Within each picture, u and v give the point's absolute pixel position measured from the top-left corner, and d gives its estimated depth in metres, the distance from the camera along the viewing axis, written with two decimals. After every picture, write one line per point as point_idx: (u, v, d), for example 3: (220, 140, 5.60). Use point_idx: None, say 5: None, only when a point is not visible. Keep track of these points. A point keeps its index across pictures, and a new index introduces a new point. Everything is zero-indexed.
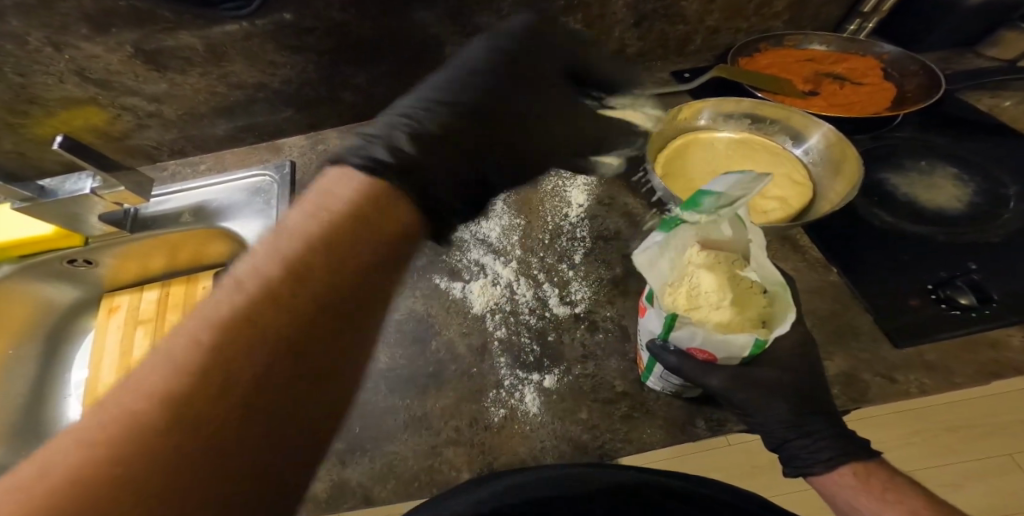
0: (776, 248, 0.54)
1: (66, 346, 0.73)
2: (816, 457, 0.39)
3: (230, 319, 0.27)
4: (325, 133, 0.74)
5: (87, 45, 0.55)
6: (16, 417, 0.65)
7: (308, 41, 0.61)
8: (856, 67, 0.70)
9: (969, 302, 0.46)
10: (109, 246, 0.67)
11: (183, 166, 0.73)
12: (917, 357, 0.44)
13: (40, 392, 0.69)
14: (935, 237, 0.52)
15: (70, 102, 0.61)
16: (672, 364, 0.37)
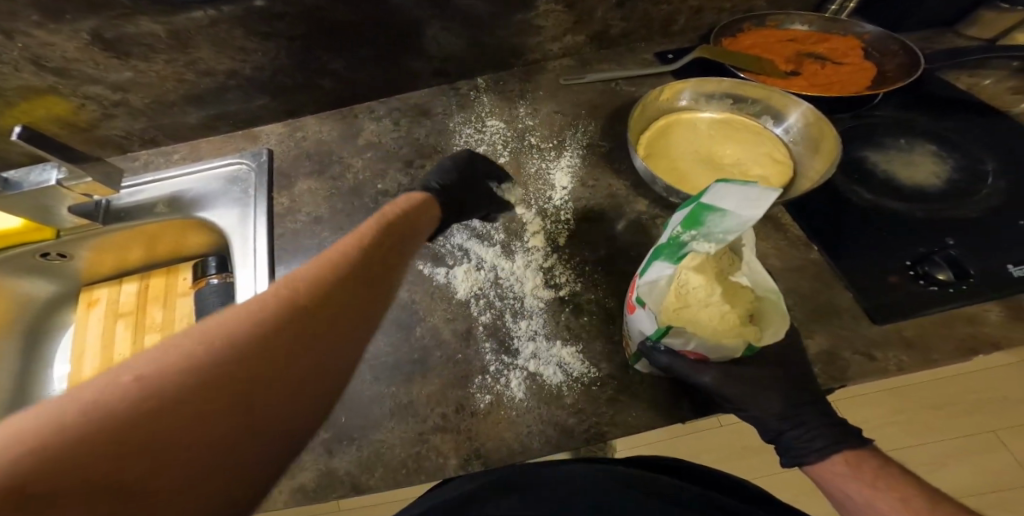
0: (758, 228, 0.54)
1: (46, 344, 0.71)
2: (811, 446, 0.39)
3: (258, 307, 0.34)
4: (303, 121, 0.72)
5: (39, 32, 0.53)
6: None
7: (278, 26, 0.59)
8: (837, 47, 0.70)
9: (947, 277, 0.46)
10: (83, 239, 0.65)
11: (156, 155, 0.71)
12: (895, 333, 0.45)
13: (24, 388, 0.68)
14: (914, 214, 0.53)
15: (30, 93, 0.59)
16: (663, 363, 0.39)
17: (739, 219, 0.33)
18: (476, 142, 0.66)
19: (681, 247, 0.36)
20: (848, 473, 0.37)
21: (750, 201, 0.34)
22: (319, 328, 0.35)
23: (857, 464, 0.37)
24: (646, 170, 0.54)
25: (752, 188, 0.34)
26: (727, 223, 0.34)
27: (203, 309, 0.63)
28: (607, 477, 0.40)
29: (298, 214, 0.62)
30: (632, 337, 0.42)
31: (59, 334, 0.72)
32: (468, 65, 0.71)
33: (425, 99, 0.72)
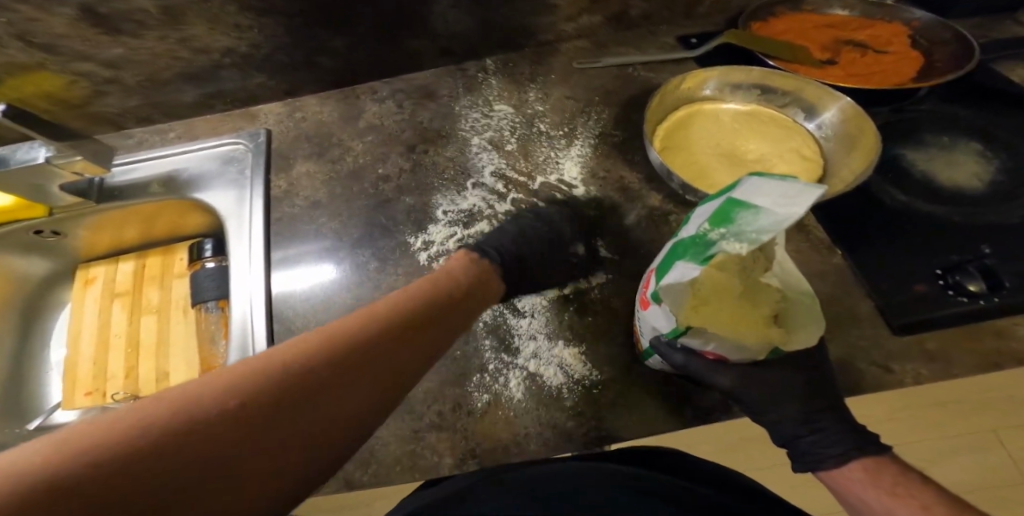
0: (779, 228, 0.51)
1: (41, 324, 0.70)
2: (827, 451, 0.37)
3: (311, 351, 0.35)
4: (304, 100, 0.69)
5: (23, 7, 0.50)
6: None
7: (275, 1, 0.55)
8: (880, 35, 0.65)
9: (977, 288, 0.43)
10: (77, 218, 0.64)
11: (151, 133, 0.69)
12: (918, 345, 0.42)
13: (19, 373, 0.67)
14: (948, 218, 0.49)
15: (15, 68, 0.56)
16: (678, 362, 0.36)
17: (774, 217, 0.29)
18: (482, 127, 0.63)
19: (708, 247, 0.31)
20: (867, 480, 0.35)
21: (789, 198, 0.29)
22: (362, 378, 0.36)
23: (876, 472, 0.35)
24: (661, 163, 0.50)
25: (789, 183, 0.30)
26: (761, 217, 0.29)
27: (198, 292, 0.61)
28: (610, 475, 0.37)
29: (296, 198, 0.60)
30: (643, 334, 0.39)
31: (55, 314, 0.71)
32: (477, 45, 0.67)
33: (430, 81, 0.68)
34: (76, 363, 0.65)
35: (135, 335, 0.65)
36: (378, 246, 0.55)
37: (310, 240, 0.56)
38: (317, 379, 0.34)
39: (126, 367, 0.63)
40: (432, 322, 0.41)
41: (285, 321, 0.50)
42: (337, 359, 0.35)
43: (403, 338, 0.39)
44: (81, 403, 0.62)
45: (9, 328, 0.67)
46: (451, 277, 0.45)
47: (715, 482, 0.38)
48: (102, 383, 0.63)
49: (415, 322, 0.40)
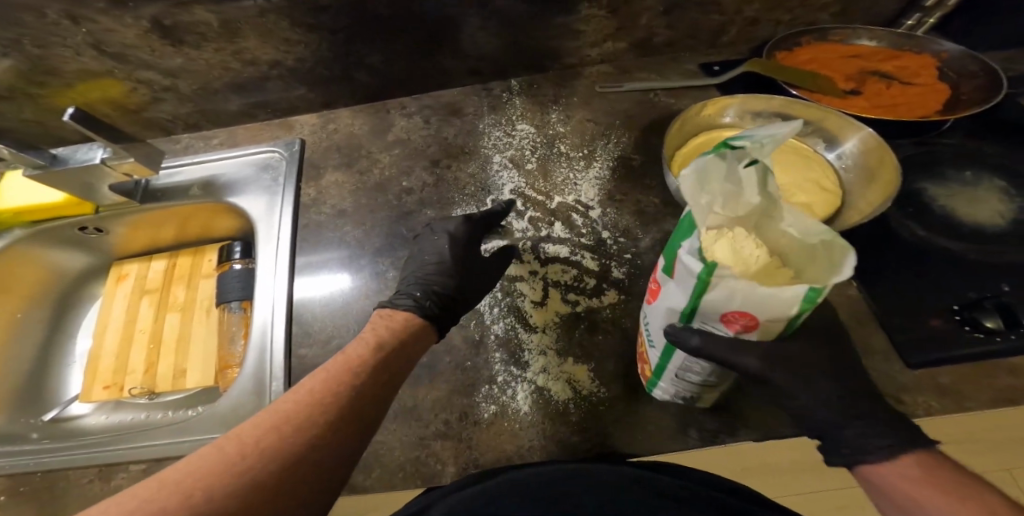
0: None
1: (72, 317, 0.75)
2: (872, 444, 0.32)
3: (307, 404, 0.37)
4: (338, 112, 0.73)
5: (102, 19, 0.56)
6: (22, 379, 0.66)
7: (322, 20, 0.59)
8: (908, 66, 0.65)
9: (996, 325, 0.41)
10: (119, 216, 0.68)
11: (195, 139, 0.74)
12: (928, 378, 0.41)
13: (44, 364, 0.70)
14: (967, 254, 0.48)
15: (89, 76, 0.63)
16: (695, 348, 0.30)
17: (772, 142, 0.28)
18: (504, 145, 0.65)
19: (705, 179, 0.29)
20: (917, 477, 0.30)
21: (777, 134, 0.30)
22: (355, 418, 0.38)
23: (931, 469, 0.30)
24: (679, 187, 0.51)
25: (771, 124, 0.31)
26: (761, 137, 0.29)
27: (223, 292, 0.64)
28: (611, 473, 0.38)
29: (323, 206, 0.62)
30: (654, 344, 0.37)
31: (85, 309, 0.76)
32: (504, 66, 0.69)
33: (457, 98, 0.71)
34: (99, 357, 0.68)
35: (159, 331, 0.69)
36: (397, 256, 0.57)
37: (334, 247, 0.58)
38: (328, 424, 0.36)
39: (147, 363, 0.67)
40: (401, 361, 0.42)
41: (304, 325, 0.52)
42: (336, 404, 0.37)
43: (378, 377, 0.40)
44: (99, 397, 0.66)
45: (42, 320, 0.72)
46: (382, 330, 0.45)
47: (711, 494, 0.38)
48: (121, 377, 0.67)
49: (383, 362, 0.41)
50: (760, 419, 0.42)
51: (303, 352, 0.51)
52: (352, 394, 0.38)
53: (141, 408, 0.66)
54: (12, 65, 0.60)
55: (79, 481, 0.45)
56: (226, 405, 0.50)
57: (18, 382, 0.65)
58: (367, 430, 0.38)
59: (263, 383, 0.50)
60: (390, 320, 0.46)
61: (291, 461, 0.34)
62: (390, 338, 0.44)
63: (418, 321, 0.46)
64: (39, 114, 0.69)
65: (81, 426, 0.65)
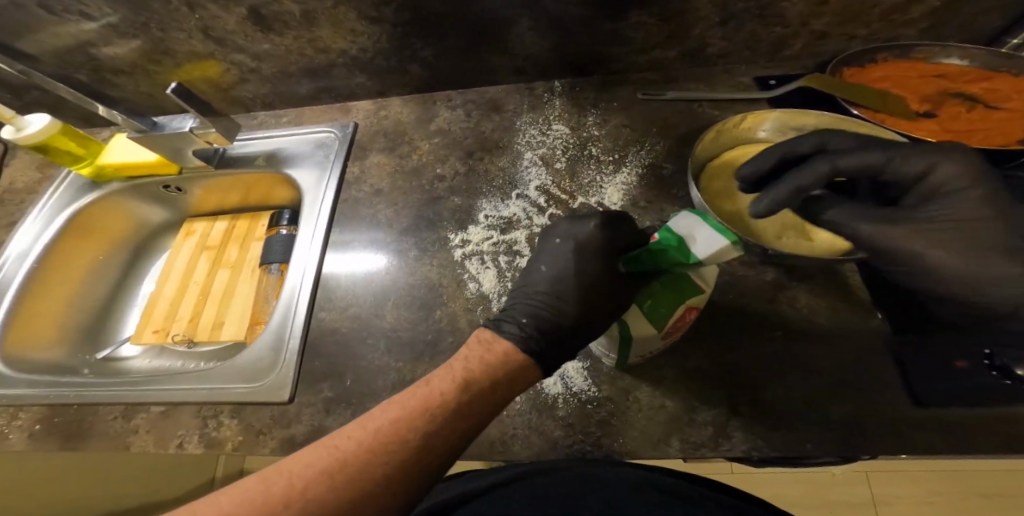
0: (816, 283, 0.48)
1: (140, 266, 0.85)
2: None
3: (398, 417, 0.36)
4: (390, 101, 0.79)
5: (211, 7, 0.64)
6: (86, 317, 0.77)
7: (386, 13, 0.63)
8: (996, 89, 0.59)
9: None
10: (196, 178, 0.78)
11: (270, 117, 0.83)
12: (943, 426, 0.38)
13: (111, 304, 0.81)
14: None
15: (193, 56, 0.73)
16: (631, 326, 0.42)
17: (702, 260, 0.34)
18: (538, 144, 0.65)
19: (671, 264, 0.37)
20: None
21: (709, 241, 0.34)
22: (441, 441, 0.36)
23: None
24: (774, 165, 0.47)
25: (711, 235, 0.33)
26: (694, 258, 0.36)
27: (267, 254, 0.71)
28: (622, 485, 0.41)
29: (363, 185, 0.67)
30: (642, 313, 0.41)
31: (153, 259, 0.86)
32: (551, 68, 0.71)
33: (501, 95, 0.74)
34: (156, 302, 0.78)
35: (210, 285, 0.77)
36: (421, 238, 0.60)
37: (368, 224, 0.63)
38: (418, 445, 0.35)
39: (192, 313, 0.75)
40: (495, 392, 0.38)
41: (329, 291, 0.57)
42: (422, 424, 0.35)
43: (469, 406, 0.37)
44: (147, 340, 0.74)
45: (117, 267, 0.83)
46: (480, 354, 0.40)
47: (720, 497, 0.42)
48: (169, 324, 0.75)
49: (480, 392, 0.38)
50: (749, 439, 0.40)
51: (323, 315, 0.55)
52: (440, 416, 0.36)
53: (178, 356, 0.75)
54: (137, 45, 0.71)
55: (105, 417, 0.53)
56: (247, 358, 0.55)
57: (84, 321, 0.76)
58: (449, 450, 0.36)
59: (282, 341, 0.54)
60: (493, 344, 0.41)
61: (382, 470, 0.34)
62: (487, 364, 0.39)
63: (521, 349, 0.41)
64: (150, 87, 0.80)
65: (127, 366, 0.75)
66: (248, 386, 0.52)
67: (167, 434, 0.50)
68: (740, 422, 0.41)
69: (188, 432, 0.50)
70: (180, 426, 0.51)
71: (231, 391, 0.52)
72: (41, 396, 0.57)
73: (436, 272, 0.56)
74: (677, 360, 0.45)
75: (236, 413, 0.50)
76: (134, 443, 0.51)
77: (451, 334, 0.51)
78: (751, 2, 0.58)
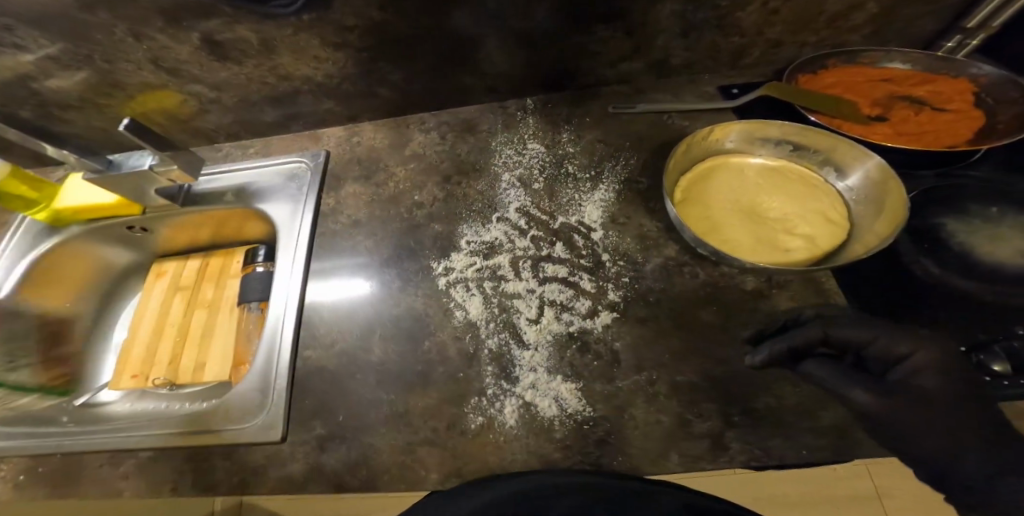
0: (796, 291, 0.49)
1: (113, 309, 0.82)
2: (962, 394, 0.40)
3: None
4: (362, 126, 0.78)
5: (160, 37, 0.61)
6: (57, 365, 0.72)
7: (348, 38, 0.62)
8: (940, 91, 0.62)
9: (1002, 369, 0.41)
10: (163, 217, 0.75)
11: (235, 148, 0.81)
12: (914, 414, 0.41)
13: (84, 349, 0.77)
14: (981, 296, 0.46)
15: (146, 87, 0.70)
16: None
17: None
18: (514, 164, 0.66)
19: None
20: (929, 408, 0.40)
21: None
22: None
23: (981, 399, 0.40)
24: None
25: None
26: None
27: (245, 293, 0.69)
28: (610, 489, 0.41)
29: (340, 216, 0.66)
30: None
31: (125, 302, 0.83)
32: (520, 86, 0.71)
33: (473, 115, 0.74)
34: (132, 346, 0.75)
35: (188, 326, 0.75)
36: (404, 267, 0.59)
37: (348, 255, 0.62)
38: None
39: (172, 355, 0.73)
40: None
41: (313, 328, 0.56)
42: None
43: None
44: (126, 385, 0.72)
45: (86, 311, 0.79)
46: None
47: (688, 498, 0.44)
48: (148, 368, 0.73)
49: None
50: (745, 449, 0.41)
51: (308, 353, 0.54)
52: None
53: (160, 399, 0.72)
54: (84, 77, 0.68)
55: (92, 464, 0.50)
56: (234, 401, 0.53)
57: (57, 368, 0.72)
58: None
59: (269, 380, 0.53)
60: None
61: None
62: None
63: None
64: (104, 122, 0.77)
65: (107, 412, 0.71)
66: (237, 427, 0.51)
67: (160, 479, 0.48)
68: (736, 432, 0.42)
69: (179, 475, 0.48)
70: (171, 471, 0.48)
71: (221, 433, 0.50)
72: (21, 447, 0.54)
73: (422, 303, 0.55)
74: (666, 375, 0.46)
75: (229, 454, 0.48)
76: (125, 490, 0.48)
77: (440, 364, 0.50)
78: (710, 14, 0.60)
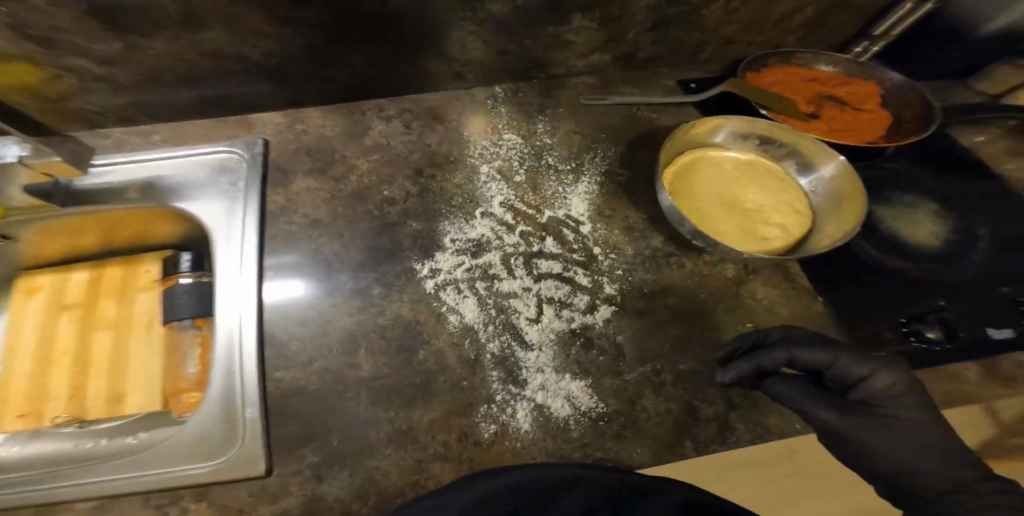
0: (769, 276, 0.54)
1: None
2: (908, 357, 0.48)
3: None
4: (307, 112, 0.69)
5: None
6: None
7: (299, 11, 0.53)
8: (856, 91, 0.71)
9: (935, 336, 0.50)
10: (34, 222, 0.59)
11: (132, 135, 0.66)
12: None
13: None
14: (912, 274, 0.58)
15: None
16: None
17: None
18: (490, 155, 0.63)
19: None
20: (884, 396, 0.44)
21: None
22: None
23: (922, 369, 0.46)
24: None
25: None
26: None
27: (171, 310, 0.58)
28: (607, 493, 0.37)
29: (294, 214, 0.58)
30: None
31: None
32: (488, 73, 0.68)
33: (438, 103, 0.69)
34: (8, 382, 0.58)
35: (88, 351, 0.61)
36: (381, 271, 0.54)
37: (310, 258, 0.54)
38: None
39: (74, 387, 0.58)
40: None
41: (280, 346, 0.48)
42: None
43: None
44: (12, 428, 0.56)
45: None
46: None
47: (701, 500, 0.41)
48: (40, 405, 0.57)
49: None
50: (749, 428, 0.44)
51: (281, 375, 0.47)
52: None
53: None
54: None
55: None
56: (190, 434, 0.44)
57: None
58: None
59: (233, 404, 0.46)
60: None
61: None
62: None
63: None
64: None
65: None
66: (207, 463, 0.42)
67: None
68: (739, 413, 0.45)
69: None
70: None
71: (181, 471, 0.42)
72: None
73: (409, 308, 0.51)
74: (669, 365, 0.47)
75: (203, 493, 0.41)
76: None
77: (442, 373, 0.47)
78: (678, 10, 0.62)
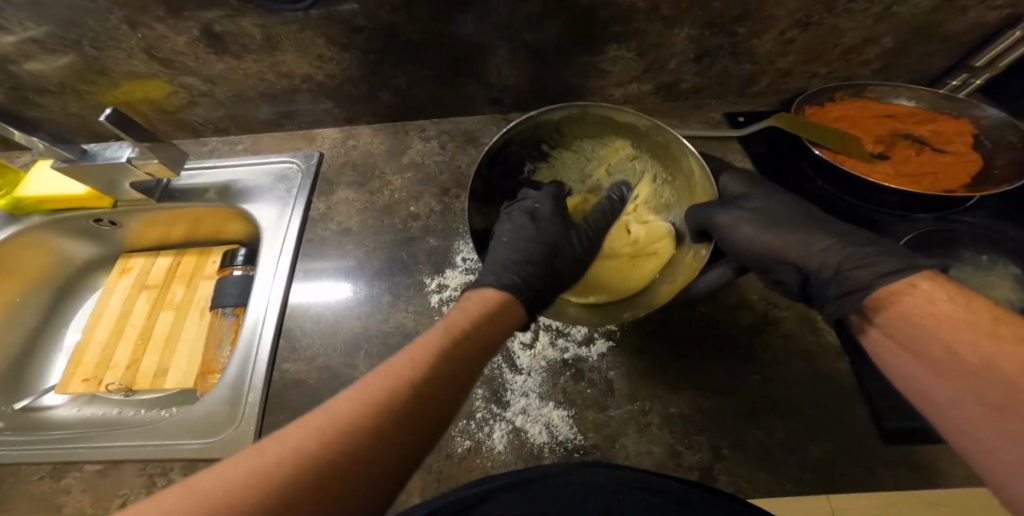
0: (790, 323, 0.48)
1: (68, 305, 0.76)
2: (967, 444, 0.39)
3: None
4: (359, 130, 0.74)
5: (158, 27, 0.58)
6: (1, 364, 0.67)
7: (354, 40, 0.59)
8: (941, 130, 0.61)
9: None
10: (135, 212, 0.70)
11: (223, 143, 0.77)
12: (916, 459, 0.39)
13: (30, 349, 0.71)
14: None
15: (134, 76, 0.66)
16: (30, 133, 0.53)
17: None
18: None
19: None
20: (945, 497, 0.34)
21: None
22: None
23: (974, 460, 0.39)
24: (816, 253, 0.41)
25: None
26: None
27: (220, 297, 0.65)
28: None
29: (330, 222, 0.63)
30: None
31: (83, 299, 0.77)
32: (527, 100, 0.70)
33: (476, 126, 0.72)
34: (87, 346, 0.69)
35: (152, 326, 0.70)
36: (394, 281, 0.56)
37: (337, 261, 0.59)
38: None
39: (130, 359, 0.68)
40: None
41: (293, 339, 0.52)
42: None
43: None
44: (76, 389, 0.66)
45: (36, 307, 0.73)
46: None
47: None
48: (102, 371, 0.67)
49: None
50: (731, 482, 0.40)
51: (288, 367, 0.50)
52: None
53: (114, 404, 0.67)
54: (67, 62, 0.64)
55: (30, 478, 0.46)
56: (199, 412, 0.49)
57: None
58: None
59: (242, 384, 0.49)
60: None
61: None
62: None
63: None
64: (82, 109, 0.72)
65: (50, 417, 0.65)
66: (202, 442, 0.47)
67: (108, 492, 0.44)
68: (724, 465, 0.40)
69: (133, 490, 0.44)
70: (122, 484, 0.44)
71: (182, 447, 0.47)
72: None
73: (414, 319, 0.52)
74: (661, 405, 0.44)
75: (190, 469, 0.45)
76: (66, 505, 0.44)
77: None
78: (725, 40, 0.59)
